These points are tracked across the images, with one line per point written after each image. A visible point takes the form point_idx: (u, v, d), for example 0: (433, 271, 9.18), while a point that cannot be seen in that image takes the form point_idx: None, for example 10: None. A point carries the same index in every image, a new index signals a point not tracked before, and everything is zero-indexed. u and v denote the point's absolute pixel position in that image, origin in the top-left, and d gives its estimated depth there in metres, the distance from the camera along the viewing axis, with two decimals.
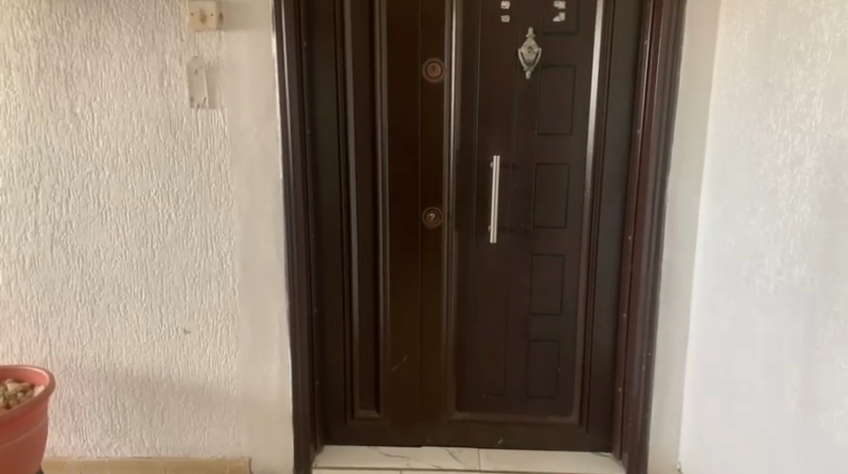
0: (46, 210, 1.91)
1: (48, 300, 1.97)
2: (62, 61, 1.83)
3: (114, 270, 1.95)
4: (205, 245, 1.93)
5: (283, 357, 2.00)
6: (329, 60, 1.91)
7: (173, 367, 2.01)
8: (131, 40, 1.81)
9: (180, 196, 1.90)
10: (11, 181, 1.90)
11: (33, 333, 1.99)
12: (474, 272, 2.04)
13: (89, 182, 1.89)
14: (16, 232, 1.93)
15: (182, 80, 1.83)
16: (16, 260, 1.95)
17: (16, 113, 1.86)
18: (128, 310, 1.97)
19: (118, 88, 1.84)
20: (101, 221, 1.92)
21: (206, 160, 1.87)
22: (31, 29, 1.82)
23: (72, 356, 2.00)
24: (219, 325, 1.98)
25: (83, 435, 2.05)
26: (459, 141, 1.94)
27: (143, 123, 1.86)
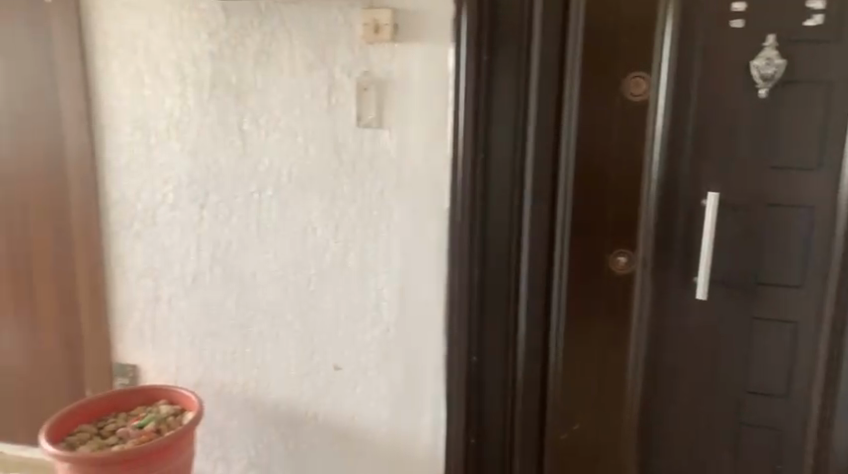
0: (209, 228, 1.95)
1: (205, 322, 2.03)
2: (234, 74, 1.82)
3: (269, 295, 1.93)
4: (362, 277, 1.83)
5: (434, 404, 1.84)
6: (510, 72, 1.62)
7: (320, 404, 1.95)
8: (303, 52, 1.75)
9: (339, 223, 1.81)
10: (179, 196, 1.97)
11: (190, 352, 2.07)
12: (673, 332, 1.66)
13: (250, 201, 1.88)
14: (182, 248, 2.00)
15: (351, 96, 1.73)
16: (179, 278, 2.03)
17: (188, 127, 1.91)
18: (281, 339, 1.95)
19: (285, 104, 1.79)
20: (260, 244, 1.90)
21: (369, 184, 1.76)
22: (207, 41, 1.83)
23: (223, 380, 2.04)
24: (370, 364, 1.87)
25: (229, 463, 2.10)
26: (664, 170, 1.58)
27: (309, 143, 1.79)
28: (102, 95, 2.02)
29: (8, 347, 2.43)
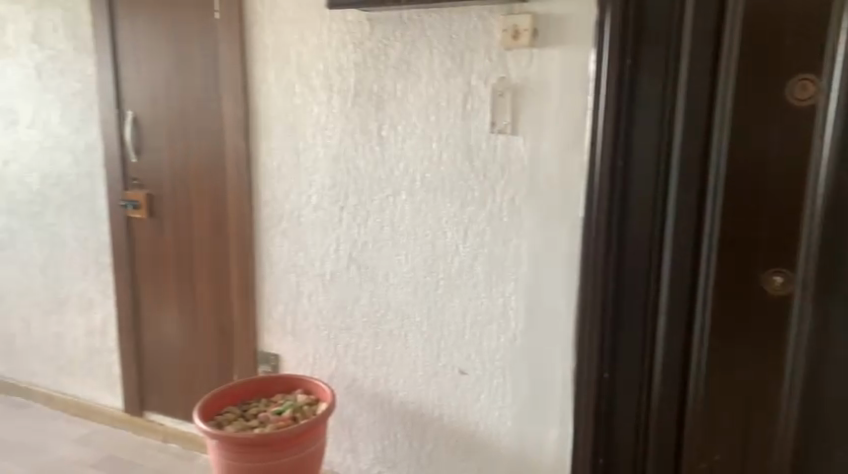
0: (348, 228, 2.12)
1: (341, 317, 2.20)
2: (375, 83, 1.97)
3: (400, 296, 2.06)
4: (489, 282, 1.90)
5: (562, 411, 1.85)
6: (655, 80, 1.55)
7: (444, 407, 2.04)
8: (441, 61, 1.85)
9: (469, 228, 1.90)
10: (322, 199, 2.16)
11: (325, 346, 2.26)
12: (841, 368, 1.45)
13: (386, 205, 2.03)
14: (322, 248, 2.19)
15: (486, 103, 1.81)
16: (320, 274, 2.22)
17: (332, 134, 2.09)
18: (409, 339, 2.07)
19: (421, 111, 1.91)
20: (392, 246, 2.04)
21: (499, 191, 1.83)
22: (353, 52, 1.99)
23: (355, 375, 2.20)
24: (494, 372, 1.94)
25: (357, 456, 2.24)
26: (836, 184, 1.38)
27: (442, 149, 1.90)
28: (261, 105, 2.25)
29: (174, 329, 2.75)
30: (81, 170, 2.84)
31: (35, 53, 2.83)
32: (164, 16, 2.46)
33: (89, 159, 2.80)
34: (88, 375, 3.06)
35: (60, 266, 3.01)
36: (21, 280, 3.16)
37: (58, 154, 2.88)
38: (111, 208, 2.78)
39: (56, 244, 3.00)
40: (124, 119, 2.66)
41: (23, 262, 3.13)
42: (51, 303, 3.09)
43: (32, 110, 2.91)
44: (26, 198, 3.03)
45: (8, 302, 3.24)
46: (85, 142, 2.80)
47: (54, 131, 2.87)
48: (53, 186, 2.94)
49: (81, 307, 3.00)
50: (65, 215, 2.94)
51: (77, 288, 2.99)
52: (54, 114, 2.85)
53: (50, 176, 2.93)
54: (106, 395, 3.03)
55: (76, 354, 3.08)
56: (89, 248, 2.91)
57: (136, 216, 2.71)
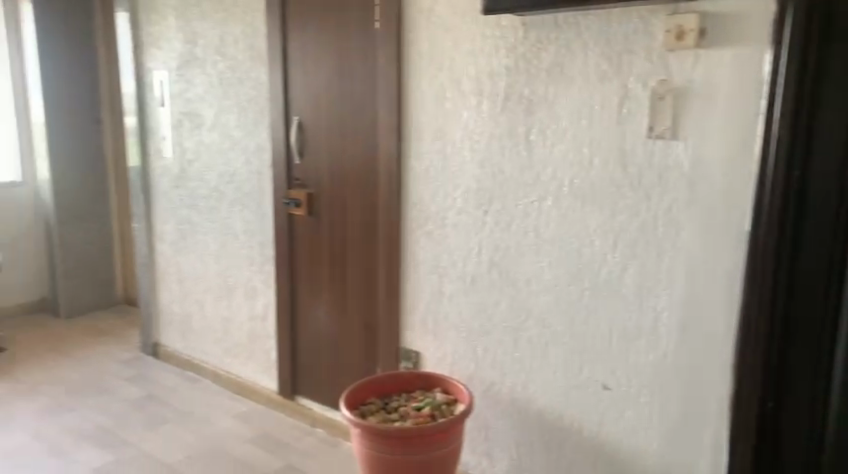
0: (491, 232, 2.16)
1: (481, 320, 2.25)
2: (526, 87, 2.00)
3: (542, 303, 2.07)
4: (640, 294, 1.86)
5: (717, 432, 1.77)
6: (840, 96, 1.47)
7: (586, 421, 2.03)
8: (596, 63, 1.84)
9: (619, 237, 1.87)
10: (466, 202, 2.22)
11: (464, 347, 2.32)
12: None
13: (531, 211, 2.04)
14: (465, 250, 2.25)
15: (644, 106, 1.77)
16: (461, 277, 2.29)
17: (480, 137, 2.14)
18: (549, 348, 2.07)
19: (573, 115, 1.91)
20: (535, 253, 2.05)
21: (656, 199, 1.78)
22: (506, 56, 2.03)
23: (493, 379, 2.24)
24: (641, 390, 1.90)
25: (492, 459, 2.28)
26: None
27: (593, 154, 1.88)
28: (413, 109, 2.34)
29: (326, 321, 2.93)
30: (252, 170, 3.11)
31: (218, 64, 3.15)
32: (329, 27, 2.63)
33: (259, 160, 3.07)
34: (249, 357, 3.35)
35: (230, 256, 3.32)
36: (198, 267, 3.52)
37: (233, 155, 3.18)
38: (276, 205, 3.01)
39: (227, 236, 3.31)
40: (290, 123, 2.87)
41: (201, 251, 3.49)
42: (221, 290, 3.41)
43: (214, 115, 3.23)
44: (206, 194, 3.37)
45: (186, 286, 3.63)
46: (256, 144, 3.06)
47: (230, 134, 3.17)
48: (228, 184, 3.25)
49: (246, 294, 3.29)
50: (236, 210, 3.23)
51: (243, 277, 3.28)
52: (231, 119, 3.15)
53: (226, 174, 3.24)
54: (263, 377, 3.29)
55: (239, 337, 3.37)
56: (255, 241, 3.18)
57: (297, 213, 2.92)
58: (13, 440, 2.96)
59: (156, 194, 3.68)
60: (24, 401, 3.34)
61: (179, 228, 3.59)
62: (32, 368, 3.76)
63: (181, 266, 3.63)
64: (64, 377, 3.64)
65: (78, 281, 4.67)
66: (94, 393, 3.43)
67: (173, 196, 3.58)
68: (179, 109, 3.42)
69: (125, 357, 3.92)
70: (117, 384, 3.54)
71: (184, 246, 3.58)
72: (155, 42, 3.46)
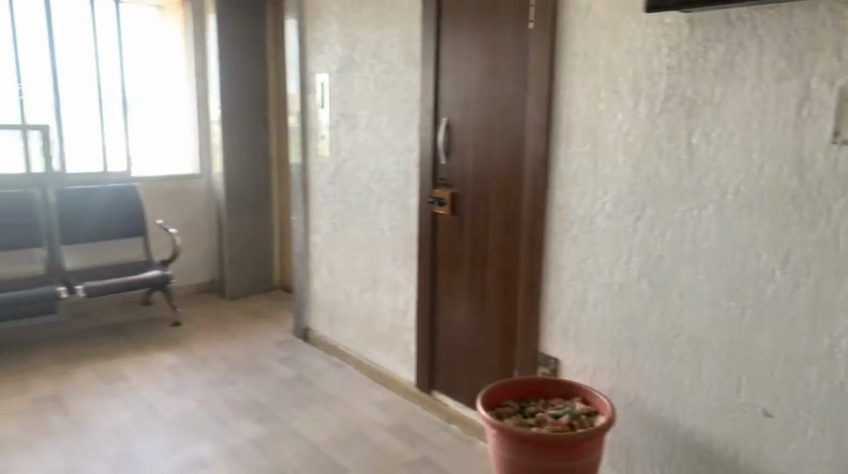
0: (642, 239, 2.08)
1: (626, 331, 2.17)
2: (690, 89, 1.89)
3: (696, 318, 1.96)
4: (814, 315, 1.69)
5: None
6: None
7: (741, 448, 1.89)
8: (773, 62, 1.71)
9: (791, 251, 1.72)
10: (616, 206, 2.15)
11: (607, 357, 2.26)
12: None
13: (688, 219, 1.94)
14: (613, 257, 2.19)
15: (829, 110, 1.61)
16: (607, 284, 2.22)
17: (635, 140, 2.07)
18: (702, 365, 1.95)
19: (742, 118, 1.79)
20: (691, 263, 1.95)
21: (838, 211, 1.62)
22: (668, 56, 1.94)
23: (636, 394, 2.16)
24: (809, 421, 1.73)
25: None
26: None
27: (764, 160, 1.75)
28: (563, 112, 2.30)
29: (464, 320, 2.96)
30: (401, 169, 3.22)
31: (375, 67, 3.30)
32: (483, 29, 2.65)
33: (408, 160, 3.17)
34: (390, 349, 3.47)
35: (377, 251, 3.47)
36: (346, 260, 3.71)
37: (384, 153, 3.31)
38: (421, 203, 3.09)
39: (375, 232, 3.46)
40: (439, 124, 2.94)
41: (350, 245, 3.67)
42: (366, 282, 3.57)
43: (368, 116, 3.39)
44: (357, 191, 3.55)
45: (336, 276, 3.84)
46: (406, 144, 3.17)
47: (382, 134, 3.31)
48: (377, 182, 3.39)
49: (389, 289, 3.41)
50: (384, 207, 3.37)
51: (388, 272, 3.41)
52: (384, 120, 3.28)
53: (377, 173, 3.39)
54: (401, 369, 3.40)
55: (381, 329, 3.51)
56: (401, 238, 3.29)
57: (441, 212, 2.98)
58: (184, 405, 3.31)
59: (313, 189, 3.93)
60: (193, 371, 3.72)
61: (332, 221, 3.80)
62: (201, 342, 4.18)
63: (332, 257, 3.84)
64: (227, 352, 4.01)
65: (242, 266, 5.11)
66: (251, 370, 3.74)
67: (328, 192, 3.80)
68: (337, 110, 3.63)
69: (279, 339, 4.23)
70: (271, 363, 3.83)
71: (335, 239, 3.79)
72: (319, 47, 3.70)
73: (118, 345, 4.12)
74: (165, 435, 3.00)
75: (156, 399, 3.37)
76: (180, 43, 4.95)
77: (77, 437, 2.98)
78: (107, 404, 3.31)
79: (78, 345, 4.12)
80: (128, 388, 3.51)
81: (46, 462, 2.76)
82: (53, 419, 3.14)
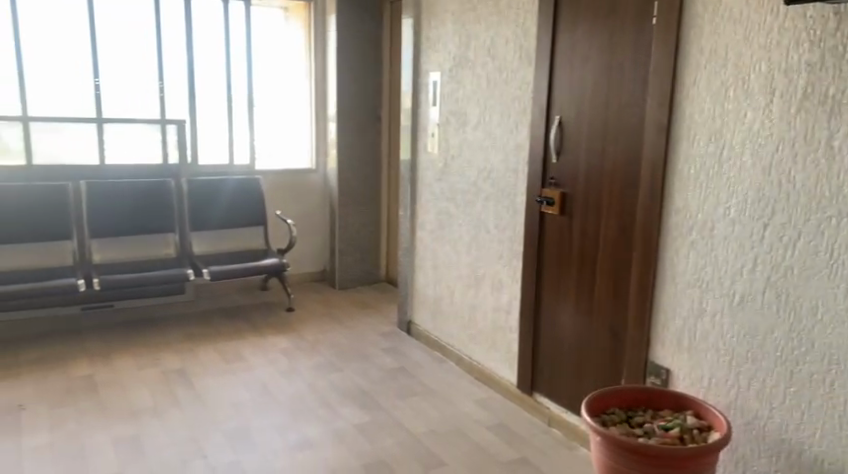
0: (769, 248, 1.96)
1: (748, 346, 2.05)
2: (832, 86, 1.76)
3: (829, 336, 1.82)
4: None
5: None
6: None
7: None
8: None
9: None
10: (742, 213, 2.03)
11: (724, 372, 2.14)
12: None
13: (824, 228, 1.81)
14: (736, 266, 2.07)
15: None
16: (728, 294, 2.11)
17: (765, 143, 1.95)
18: (834, 387, 1.81)
19: None
20: (825, 276, 1.81)
21: None
22: (808, 51, 1.81)
23: (756, 413, 2.03)
24: None
25: None
26: None
27: None
28: (686, 111, 2.19)
29: (569, 323, 2.90)
30: (509, 168, 3.20)
31: (488, 65, 3.30)
32: (602, 26, 2.58)
33: (517, 159, 3.14)
34: (491, 347, 3.46)
35: (482, 249, 3.47)
36: (451, 256, 3.74)
37: (493, 151, 3.30)
38: (529, 203, 3.06)
39: (481, 229, 3.46)
40: (551, 123, 2.89)
41: (455, 241, 3.70)
42: (470, 279, 3.58)
43: (479, 114, 3.39)
44: (465, 188, 3.56)
45: (440, 272, 3.88)
46: (516, 142, 3.14)
47: (492, 133, 3.30)
48: (485, 180, 3.39)
49: (493, 287, 3.41)
50: (491, 205, 3.36)
51: (492, 270, 3.40)
52: (495, 117, 3.27)
53: (484, 171, 3.39)
54: (502, 369, 3.38)
55: (484, 326, 3.51)
56: (507, 236, 3.27)
57: (549, 212, 2.93)
58: (294, 387, 3.48)
59: (421, 186, 3.99)
60: (303, 356, 3.90)
61: (439, 218, 3.84)
62: (311, 329, 4.37)
63: (437, 253, 3.89)
64: (335, 340, 4.16)
65: (350, 258, 5.28)
66: (356, 358, 3.86)
67: (435, 188, 3.85)
68: (448, 107, 3.66)
69: (383, 331, 4.34)
70: (375, 353, 3.94)
71: (441, 235, 3.83)
72: (433, 45, 3.74)
73: (236, 327, 4.40)
74: (277, 414, 3.17)
75: (269, 380, 3.57)
76: (301, 43, 5.20)
77: (199, 409, 3.22)
78: (226, 382, 3.55)
79: (201, 324, 4.44)
80: (244, 368, 3.74)
81: (172, 430, 3.01)
82: (179, 391, 3.41)
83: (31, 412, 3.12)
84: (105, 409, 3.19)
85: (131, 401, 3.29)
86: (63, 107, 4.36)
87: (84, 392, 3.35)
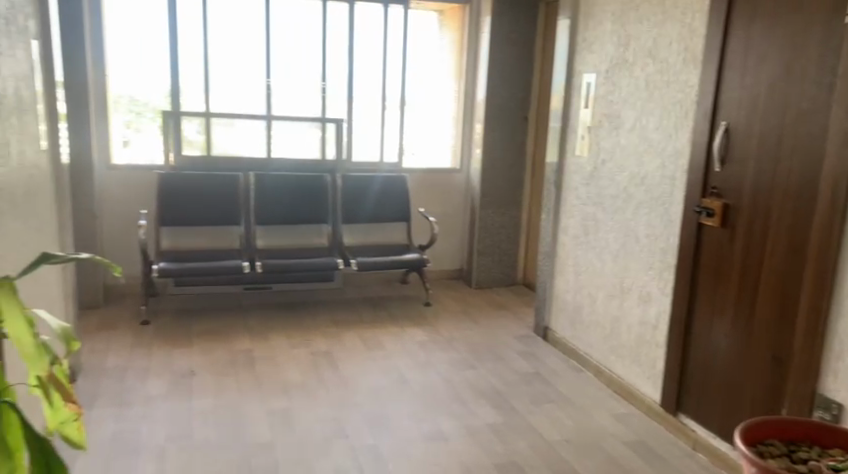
0: None
1: None
2: None
3: None
4: None
5: None
6: None
7: None
8: None
9: None
10: None
11: None
12: None
13: None
14: None
15: None
16: None
17: None
18: None
19: None
20: None
21: None
22: None
23: None
24: None
25: None
26: None
27: None
28: None
29: (725, 342, 2.72)
30: (665, 174, 3.05)
31: (648, 67, 3.16)
32: (784, 25, 2.39)
33: (675, 166, 2.99)
34: (634, 362, 3.32)
35: (629, 257, 3.34)
36: (595, 263, 3.64)
37: (648, 157, 3.17)
38: (686, 212, 2.90)
39: (630, 237, 3.33)
40: (716, 128, 2.72)
41: (601, 249, 3.59)
42: (615, 289, 3.46)
43: (635, 117, 3.27)
44: (614, 194, 3.45)
45: (582, 279, 3.78)
46: (674, 148, 2.99)
47: (648, 137, 3.17)
48: (638, 186, 3.26)
49: (639, 298, 3.27)
50: (642, 213, 3.23)
51: (640, 280, 3.26)
52: (652, 121, 3.14)
53: (637, 177, 3.26)
54: (644, 384, 3.24)
55: (626, 339, 3.38)
56: (658, 246, 3.12)
57: (709, 223, 2.76)
58: (430, 380, 3.57)
59: (567, 189, 3.92)
60: (440, 351, 3.98)
61: (584, 223, 3.75)
62: (448, 325, 4.45)
63: (580, 259, 3.80)
64: (470, 338, 4.21)
65: (490, 259, 5.31)
66: (491, 359, 3.88)
67: (582, 193, 3.76)
68: (601, 110, 3.56)
69: (519, 333, 4.32)
70: (510, 355, 3.94)
71: (586, 241, 3.74)
72: (588, 46, 3.67)
73: (378, 317, 4.59)
74: (413, 404, 3.28)
75: (407, 371, 3.69)
76: (455, 44, 5.30)
77: (343, 392, 3.41)
78: (367, 368, 3.72)
79: (346, 311, 4.68)
80: (384, 356, 3.89)
81: (319, 408, 3.21)
82: (325, 373, 3.63)
83: (200, 378, 3.48)
84: (260, 382, 3.48)
85: (283, 377, 3.55)
86: (238, 104, 4.80)
87: (243, 365, 3.67)
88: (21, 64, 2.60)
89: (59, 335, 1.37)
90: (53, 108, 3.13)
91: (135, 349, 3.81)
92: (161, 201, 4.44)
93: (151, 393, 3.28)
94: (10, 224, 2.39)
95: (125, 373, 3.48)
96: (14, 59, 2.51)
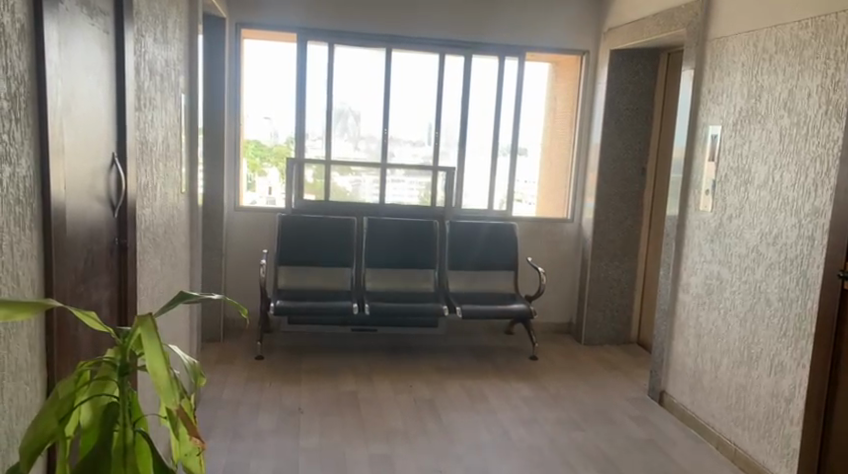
0: None
1: None
2: None
3: None
4: None
5: None
6: None
7: None
8: None
9: None
10: None
11: None
12: None
13: None
14: None
15: None
16: None
17: None
18: None
19: None
20: None
21: None
22: None
23: None
24: None
25: None
26: None
27: None
28: None
29: None
30: (802, 234, 2.83)
31: (782, 119, 2.98)
32: None
33: (814, 225, 2.76)
34: (763, 437, 3.03)
35: (759, 322, 3.09)
36: (720, 326, 3.40)
37: (782, 214, 2.95)
38: (827, 275, 2.66)
39: (760, 300, 3.09)
40: None
41: (726, 311, 3.35)
42: (742, 355, 3.21)
43: (767, 172, 3.07)
44: (742, 253, 3.23)
45: (704, 342, 3.54)
46: (813, 206, 2.77)
47: (783, 193, 2.96)
48: (769, 246, 3.04)
49: (770, 367, 3.00)
50: (774, 274, 2.99)
51: (771, 348, 3.00)
52: (786, 177, 2.94)
53: (769, 235, 3.04)
54: (775, 463, 2.94)
55: (755, 411, 3.10)
56: (793, 312, 2.87)
57: None
58: (535, 438, 3.44)
59: (689, 245, 3.71)
60: (546, 408, 3.84)
61: (707, 282, 3.53)
62: (554, 382, 4.29)
63: (702, 321, 3.56)
64: (578, 397, 4.03)
65: (600, 314, 5.11)
66: (601, 421, 3.68)
67: (706, 250, 3.55)
68: (728, 164, 3.37)
69: (631, 396, 4.08)
70: (622, 419, 3.72)
71: (709, 302, 3.51)
72: (715, 97, 3.51)
73: (482, 367, 4.51)
74: (516, 462, 3.17)
75: (511, 426, 3.58)
76: (569, 95, 5.27)
77: (444, 443, 3.35)
78: (470, 420, 3.65)
79: (450, 359, 4.64)
80: (488, 409, 3.80)
81: (420, 457, 3.17)
82: (427, 421, 3.60)
83: (307, 417, 3.55)
84: (364, 426, 3.50)
85: (386, 422, 3.56)
86: (355, 152, 5.00)
87: (348, 407, 3.71)
88: (171, 115, 2.86)
89: (189, 371, 1.43)
90: (193, 152, 3.41)
91: (249, 383, 3.98)
92: (280, 242, 4.67)
93: (261, 427, 3.39)
94: (151, 260, 2.60)
95: (238, 407, 3.63)
96: (165, 111, 2.76)
